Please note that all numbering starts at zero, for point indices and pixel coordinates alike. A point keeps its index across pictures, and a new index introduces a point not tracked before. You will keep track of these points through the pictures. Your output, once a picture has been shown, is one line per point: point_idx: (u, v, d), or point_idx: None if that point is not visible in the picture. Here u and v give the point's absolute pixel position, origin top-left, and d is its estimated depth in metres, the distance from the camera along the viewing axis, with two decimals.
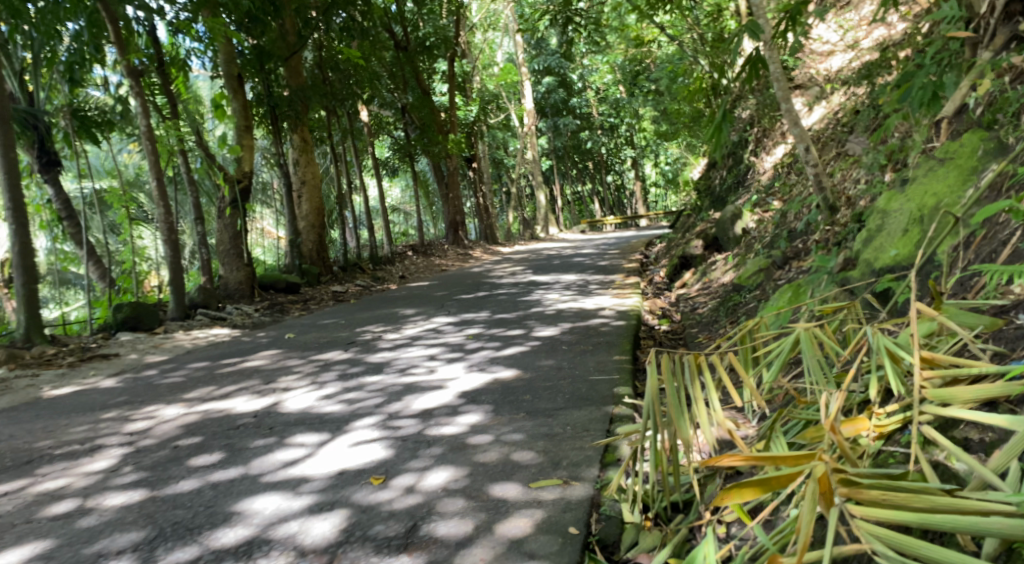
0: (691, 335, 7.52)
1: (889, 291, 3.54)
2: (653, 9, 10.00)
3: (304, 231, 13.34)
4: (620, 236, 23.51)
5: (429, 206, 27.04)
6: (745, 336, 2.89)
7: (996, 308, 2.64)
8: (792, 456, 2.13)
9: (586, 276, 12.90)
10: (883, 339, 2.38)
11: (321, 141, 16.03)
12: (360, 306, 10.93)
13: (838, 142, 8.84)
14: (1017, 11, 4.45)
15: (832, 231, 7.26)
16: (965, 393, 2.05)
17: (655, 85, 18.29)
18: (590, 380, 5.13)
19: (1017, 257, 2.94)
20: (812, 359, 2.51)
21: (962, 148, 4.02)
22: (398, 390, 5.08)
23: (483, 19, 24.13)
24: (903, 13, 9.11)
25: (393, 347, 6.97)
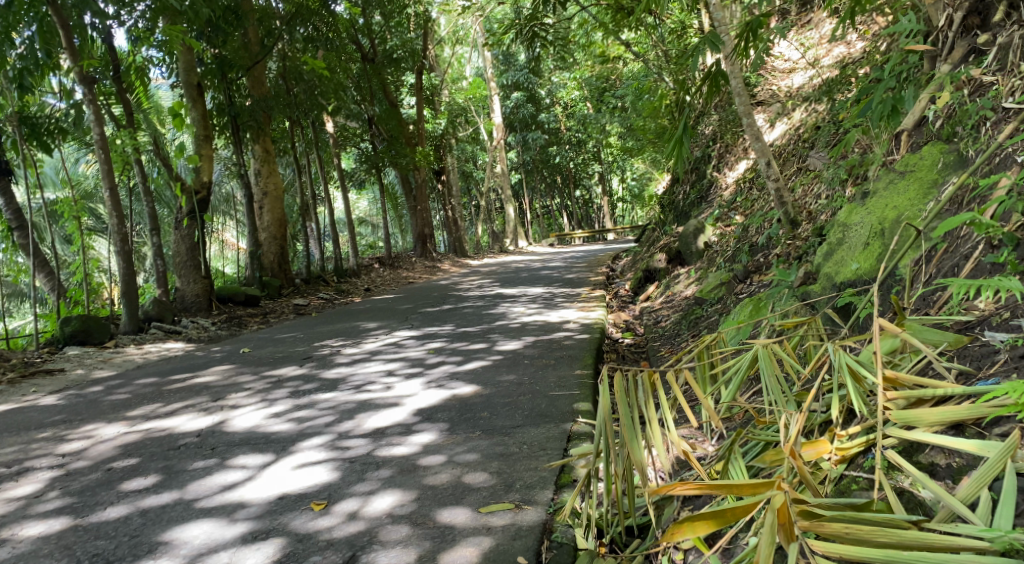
0: (655, 348, 7.44)
1: (851, 306, 3.45)
2: (617, 24, 9.99)
3: (265, 243, 13.05)
4: (587, 249, 23.46)
5: (396, 218, 26.89)
6: (702, 353, 2.79)
7: (960, 324, 2.55)
8: (750, 485, 2.07)
9: (552, 289, 12.82)
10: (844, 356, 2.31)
11: (284, 152, 15.80)
12: (321, 319, 10.73)
13: (799, 158, 8.85)
14: (975, 25, 4.32)
15: (794, 245, 7.23)
16: (931, 416, 2.03)
17: (621, 100, 18.36)
18: (550, 395, 5.00)
19: (979, 271, 2.87)
20: (772, 377, 2.41)
21: (923, 161, 3.93)
22: (351, 407, 4.93)
23: (450, 33, 24.10)
24: (862, 32, 9.19)
25: (351, 362, 6.80)
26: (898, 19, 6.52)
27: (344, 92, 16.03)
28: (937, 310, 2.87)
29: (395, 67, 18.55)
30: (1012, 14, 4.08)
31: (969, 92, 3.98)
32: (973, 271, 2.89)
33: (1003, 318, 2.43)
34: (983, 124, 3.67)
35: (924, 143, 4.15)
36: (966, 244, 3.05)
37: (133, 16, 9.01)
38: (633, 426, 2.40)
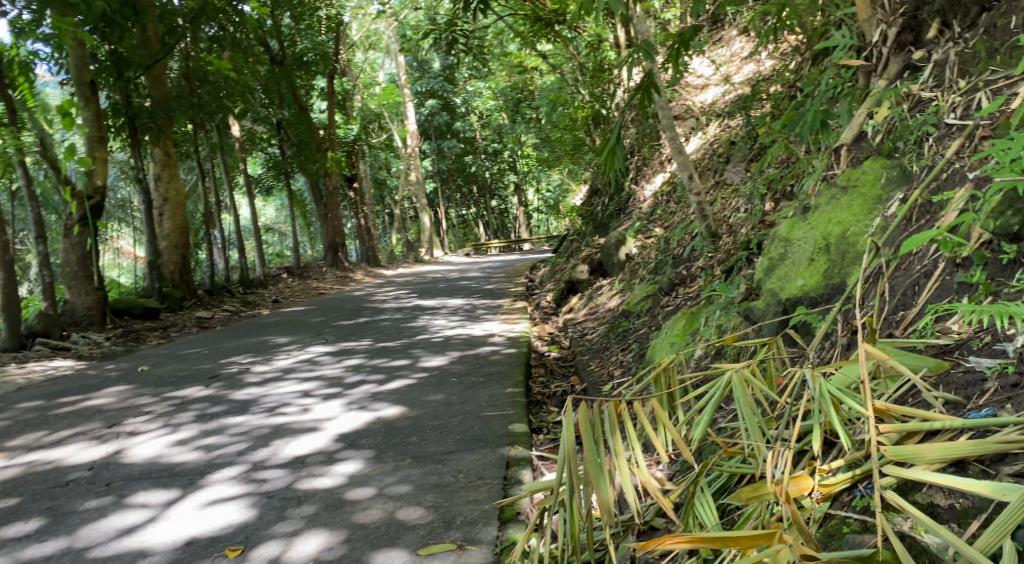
0: (582, 362, 7.27)
1: (807, 324, 3.29)
2: (533, 35, 9.87)
3: (165, 252, 12.66)
4: (504, 259, 23.26)
5: (307, 227, 26.22)
6: (662, 377, 2.59)
7: (936, 348, 2.58)
8: (748, 539, 1.95)
9: (472, 301, 12.58)
10: (825, 384, 2.24)
11: (187, 156, 15.12)
12: (229, 334, 10.25)
13: (716, 171, 8.86)
14: (908, 41, 4.06)
15: (716, 258, 7.18)
16: (931, 453, 2.04)
17: (537, 112, 18.25)
18: (483, 416, 4.76)
19: (943, 291, 2.77)
20: (749, 406, 2.26)
21: (865, 176, 3.71)
22: (265, 434, 4.64)
23: (361, 39, 23.68)
24: (772, 50, 9.28)
25: (264, 382, 6.44)
26: (817, 34, 6.51)
27: (251, 95, 15.54)
28: (903, 332, 2.79)
29: (305, 71, 18.01)
30: (947, 31, 3.85)
31: (908, 108, 3.73)
32: (937, 292, 2.78)
33: (983, 342, 2.48)
34: (925, 140, 3.47)
35: (863, 157, 3.95)
36: (929, 266, 2.88)
37: (17, 8, 8.40)
38: (598, 460, 2.19)
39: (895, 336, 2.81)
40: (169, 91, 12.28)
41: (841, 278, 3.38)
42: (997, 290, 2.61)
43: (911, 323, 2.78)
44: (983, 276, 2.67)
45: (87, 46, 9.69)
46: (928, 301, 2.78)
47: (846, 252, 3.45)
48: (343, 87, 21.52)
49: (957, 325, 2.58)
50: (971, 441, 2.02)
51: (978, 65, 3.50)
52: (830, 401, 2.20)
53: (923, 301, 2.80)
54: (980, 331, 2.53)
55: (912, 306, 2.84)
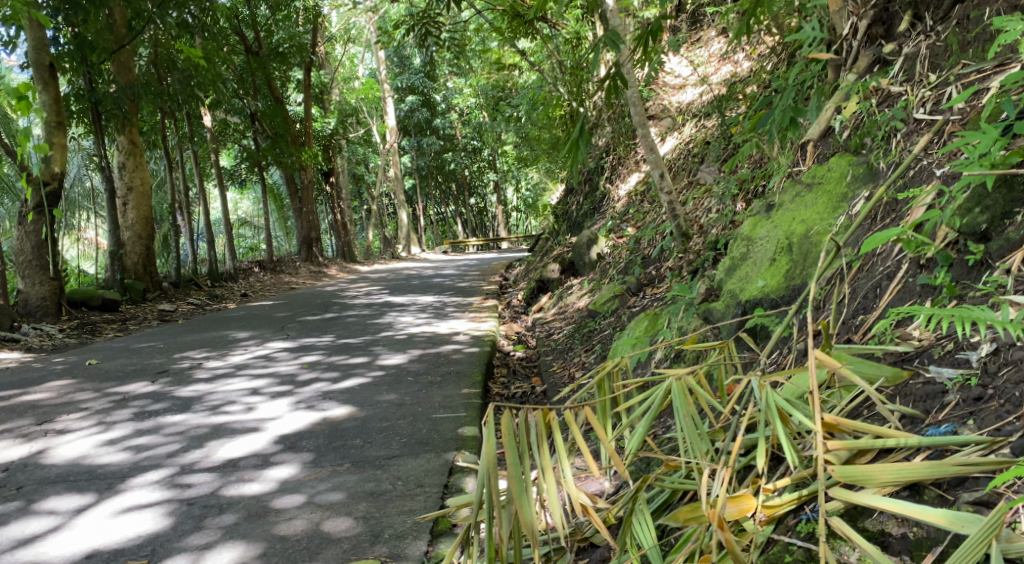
0: (546, 363, 7.07)
1: (763, 328, 3.12)
2: (510, 30, 9.65)
3: (129, 242, 12.35)
4: (479, 257, 23.04)
5: (282, 221, 25.86)
6: (603, 383, 2.44)
7: (895, 357, 2.43)
8: None
9: (443, 298, 12.34)
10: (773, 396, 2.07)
11: (155, 145, 14.79)
12: (188, 327, 9.96)
13: (689, 172, 8.69)
14: (879, 35, 3.89)
15: (685, 259, 7.02)
16: (884, 475, 1.97)
17: (516, 110, 18.01)
18: (433, 418, 4.54)
19: (906, 295, 2.59)
20: (688, 417, 2.09)
21: (830, 173, 3.53)
22: (202, 433, 4.37)
23: (340, 32, 23.35)
24: (750, 51, 9.11)
25: (213, 378, 6.19)
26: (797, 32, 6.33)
27: (223, 85, 15.22)
28: (862, 337, 2.60)
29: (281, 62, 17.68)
30: (919, 24, 3.68)
31: (876, 103, 3.56)
32: (898, 297, 2.59)
33: (945, 350, 2.34)
34: (893, 136, 3.29)
35: (830, 154, 3.76)
36: (893, 268, 2.70)
37: None
38: (520, 477, 2.04)
39: (853, 342, 2.62)
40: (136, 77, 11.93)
41: (802, 280, 3.19)
42: (962, 293, 2.42)
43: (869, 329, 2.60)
44: (949, 276, 2.49)
45: (45, 27, 9.33)
46: (888, 305, 2.60)
47: (809, 252, 3.26)
48: (320, 80, 21.20)
49: (919, 330, 2.43)
50: (928, 466, 1.94)
51: (950, 58, 3.31)
52: (776, 414, 2.04)
53: (883, 304, 2.62)
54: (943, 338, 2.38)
55: (873, 310, 2.66)
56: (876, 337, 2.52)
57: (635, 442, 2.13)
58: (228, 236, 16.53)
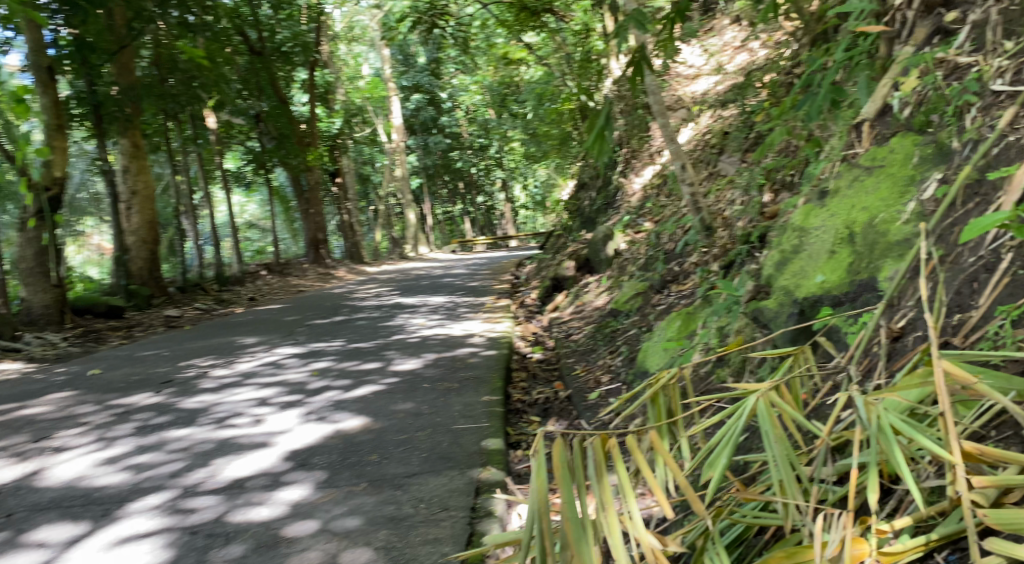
0: (567, 365, 6.75)
1: (834, 332, 2.81)
2: (518, 22, 9.29)
3: (133, 248, 11.93)
4: (489, 256, 22.71)
5: (289, 222, 25.56)
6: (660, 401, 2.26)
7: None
8: None
9: (455, 298, 12.02)
10: (891, 416, 2.03)
11: (157, 147, 14.50)
12: (194, 333, 9.66)
13: (708, 163, 8.33)
14: (937, 3, 3.56)
15: (711, 254, 6.71)
16: None
17: (524, 106, 17.67)
18: (453, 430, 4.23)
19: (1016, 289, 2.31)
20: (778, 440, 2.08)
21: (893, 155, 3.19)
22: (208, 449, 4.03)
23: (344, 31, 22.98)
24: (766, 39, 8.78)
25: (221, 387, 5.88)
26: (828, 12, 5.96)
27: (227, 85, 14.90)
28: (965, 342, 2.35)
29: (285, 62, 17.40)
30: None
31: (942, 75, 3.22)
32: (1008, 292, 2.33)
33: None
34: (965, 111, 2.97)
35: (889, 134, 3.42)
36: (992, 260, 2.43)
37: None
38: (574, 516, 2.06)
39: (952, 346, 2.38)
40: (137, 79, 11.59)
41: (870, 273, 2.88)
42: None
43: (974, 330, 2.34)
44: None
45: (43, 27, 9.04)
46: (995, 302, 2.34)
47: (875, 244, 2.94)
48: (324, 79, 20.85)
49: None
50: None
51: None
52: (892, 435, 2.00)
53: (988, 302, 2.35)
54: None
55: (973, 309, 2.39)
56: (988, 338, 2.27)
57: (717, 471, 2.11)
58: (235, 238, 16.22)
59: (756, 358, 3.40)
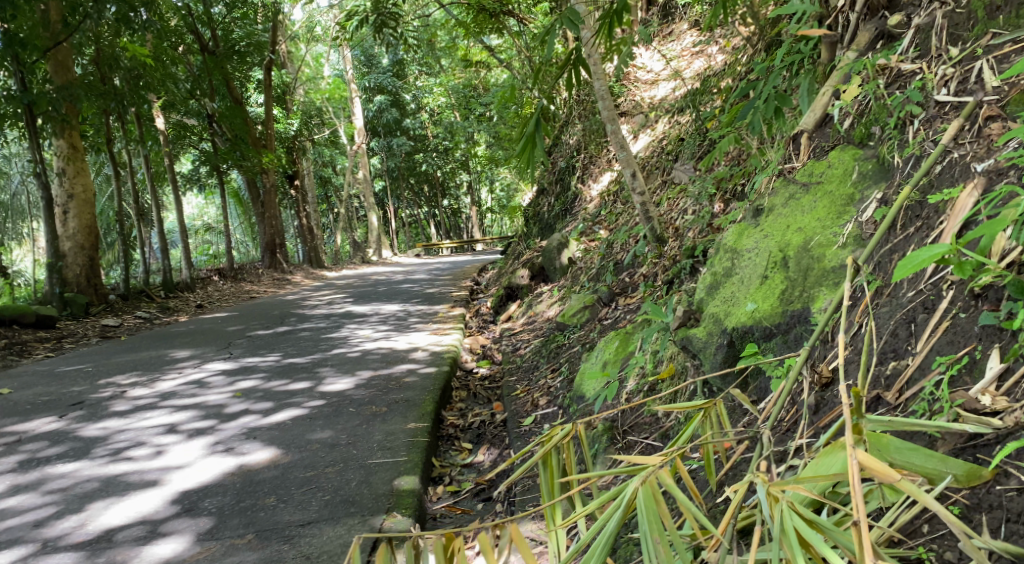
0: (510, 382, 6.43)
1: (762, 379, 2.61)
2: (474, 25, 8.95)
3: (69, 253, 11.41)
4: (452, 260, 22.25)
5: (248, 225, 24.93)
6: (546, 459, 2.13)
7: (958, 447, 2.08)
8: None
9: (407, 306, 11.62)
10: (794, 520, 1.81)
11: (99, 149, 13.85)
12: (128, 345, 9.17)
13: (663, 171, 8.04)
14: (881, 5, 3.26)
15: (662, 266, 6.40)
16: None
17: (487, 109, 17.26)
18: (366, 465, 3.88)
19: (957, 340, 2.23)
20: (660, 547, 1.84)
21: (831, 171, 2.92)
22: (88, 491, 3.63)
23: (304, 32, 22.46)
24: (725, 44, 8.48)
25: (133, 410, 5.47)
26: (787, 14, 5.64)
27: (177, 86, 14.34)
28: (898, 397, 2.27)
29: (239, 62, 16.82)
30: None
31: (883, 84, 2.95)
32: (948, 340, 2.24)
33: None
34: (908, 123, 2.71)
35: (829, 147, 3.14)
36: (932, 297, 2.35)
37: None
38: None
39: (884, 402, 2.29)
40: (73, 78, 11.04)
41: (804, 303, 2.63)
42: None
43: (909, 385, 2.25)
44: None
45: None
46: (933, 349, 2.26)
47: (809, 270, 2.68)
48: (281, 80, 20.30)
49: (989, 397, 2.08)
50: None
51: (974, 27, 2.70)
52: (794, 539, 1.78)
53: (925, 348, 2.28)
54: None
55: (909, 356, 2.31)
56: (924, 398, 2.19)
57: None
58: (184, 242, 15.65)
59: (686, 393, 3.16)
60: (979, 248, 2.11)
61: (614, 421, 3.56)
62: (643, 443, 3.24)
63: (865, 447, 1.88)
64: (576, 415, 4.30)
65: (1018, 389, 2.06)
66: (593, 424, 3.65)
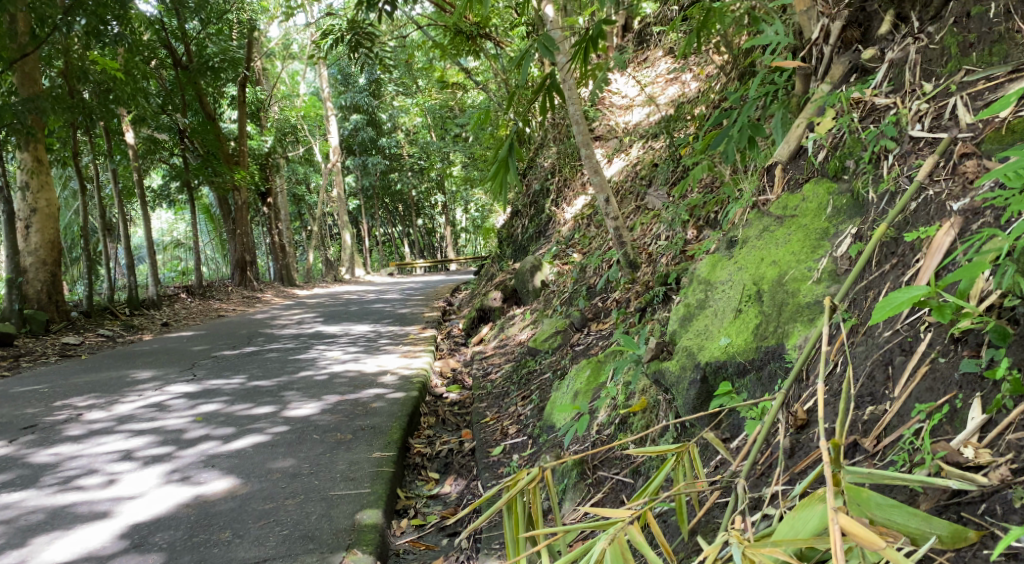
0: (479, 408, 6.33)
1: (738, 418, 2.55)
2: (451, 47, 8.87)
3: (30, 269, 11.12)
4: (425, 280, 22.10)
5: (219, 241, 24.59)
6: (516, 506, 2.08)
7: (941, 502, 2.06)
8: None
9: (378, 327, 11.45)
10: None
11: (65, 162, 13.56)
12: (88, 365, 8.94)
13: (637, 196, 8.00)
14: (855, 39, 3.21)
15: (634, 292, 6.35)
16: None
17: (463, 129, 17.18)
18: (327, 497, 3.92)
19: (937, 386, 2.21)
20: None
21: (805, 205, 2.87)
22: (32, 524, 3.80)
23: (280, 49, 22.31)
24: (700, 71, 8.47)
25: (87, 435, 5.32)
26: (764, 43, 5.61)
27: (147, 101, 14.15)
28: (876, 445, 2.26)
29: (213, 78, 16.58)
30: (903, 25, 3.01)
31: (858, 117, 2.91)
32: (927, 387, 2.23)
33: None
34: (882, 158, 2.68)
35: (803, 179, 3.08)
36: (910, 339, 2.34)
37: None
38: None
39: (862, 448, 2.28)
40: (40, 90, 10.77)
41: (779, 339, 2.57)
42: None
43: (888, 433, 2.24)
44: (1006, 366, 2.10)
45: None
46: (912, 396, 2.25)
47: (784, 305, 2.63)
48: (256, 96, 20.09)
49: (972, 449, 2.07)
50: None
51: (947, 63, 2.69)
52: None
53: (904, 393, 2.27)
54: (1014, 468, 2.01)
55: (887, 402, 2.30)
56: (903, 447, 2.18)
57: None
58: (151, 257, 15.36)
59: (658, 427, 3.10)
60: (957, 291, 2.16)
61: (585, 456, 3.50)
62: (613, 479, 3.16)
63: (844, 501, 1.85)
64: (545, 446, 4.22)
65: (1002, 441, 2.05)
66: (564, 457, 3.57)
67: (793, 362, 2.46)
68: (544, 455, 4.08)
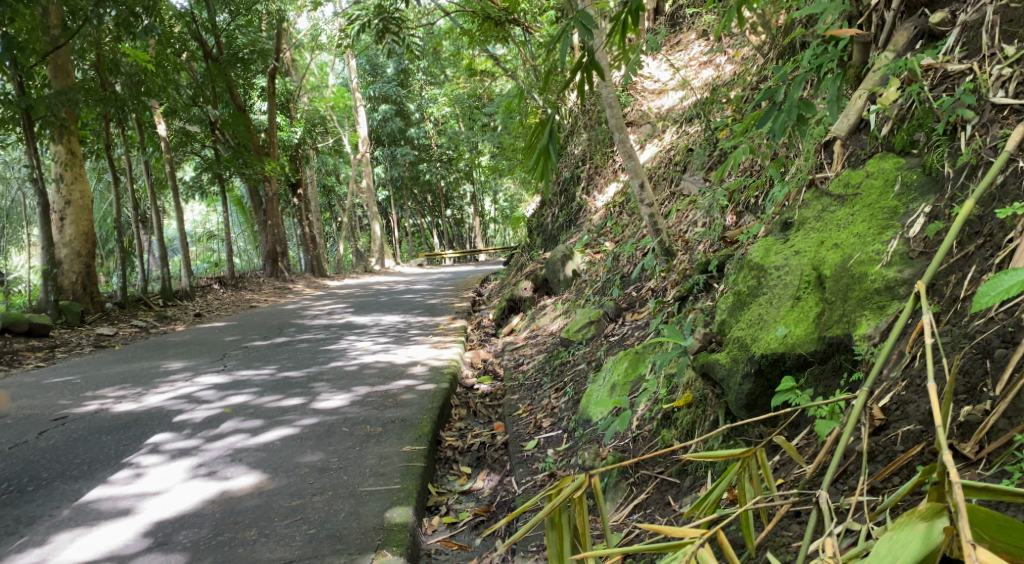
0: (511, 400, 6.16)
1: (804, 421, 2.39)
2: (480, 33, 8.63)
3: (65, 261, 11.08)
4: (456, 270, 21.98)
5: (250, 233, 24.57)
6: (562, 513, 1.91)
7: None
8: None
9: (408, 318, 11.30)
10: None
11: (96, 153, 13.49)
12: (119, 356, 8.87)
13: (671, 181, 7.75)
14: (920, 3, 3.03)
15: (670, 280, 6.12)
16: None
17: (491, 119, 16.97)
18: (356, 494, 3.77)
19: None
20: None
21: (869, 182, 2.66)
22: (55, 520, 3.70)
23: (308, 40, 22.20)
24: (735, 54, 8.19)
25: (117, 427, 5.23)
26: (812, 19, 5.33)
27: (177, 91, 14.05)
28: (978, 452, 2.11)
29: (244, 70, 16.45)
30: None
31: (927, 87, 2.70)
32: None
33: None
34: (959, 129, 2.48)
35: (868, 156, 2.86)
36: (1010, 329, 2.21)
37: None
38: None
39: (959, 455, 2.14)
40: (74, 83, 10.65)
41: (845, 329, 2.39)
42: None
43: (992, 438, 2.11)
44: None
45: None
46: (1020, 396, 2.11)
47: (849, 290, 2.44)
48: (287, 88, 20.00)
49: None
50: None
51: None
52: None
53: (1010, 393, 2.13)
54: None
55: (987, 401, 2.17)
56: (1016, 458, 2.05)
57: None
58: (183, 248, 15.29)
59: (707, 423, 2.91)
60: None
61: (627, 453, 3.29)
62: (658, 479, 2.98)
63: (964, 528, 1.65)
64: (582, 440, 4.03)
65: None
66: (604, 454, 3.39)
67: (865, 353, 2.27)
68: (581, 449, 3.89)
